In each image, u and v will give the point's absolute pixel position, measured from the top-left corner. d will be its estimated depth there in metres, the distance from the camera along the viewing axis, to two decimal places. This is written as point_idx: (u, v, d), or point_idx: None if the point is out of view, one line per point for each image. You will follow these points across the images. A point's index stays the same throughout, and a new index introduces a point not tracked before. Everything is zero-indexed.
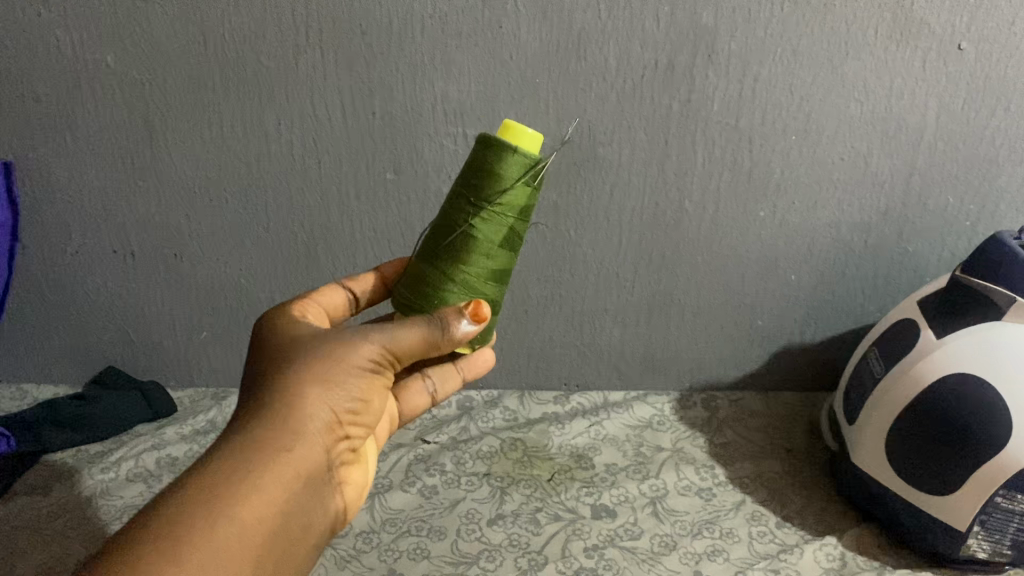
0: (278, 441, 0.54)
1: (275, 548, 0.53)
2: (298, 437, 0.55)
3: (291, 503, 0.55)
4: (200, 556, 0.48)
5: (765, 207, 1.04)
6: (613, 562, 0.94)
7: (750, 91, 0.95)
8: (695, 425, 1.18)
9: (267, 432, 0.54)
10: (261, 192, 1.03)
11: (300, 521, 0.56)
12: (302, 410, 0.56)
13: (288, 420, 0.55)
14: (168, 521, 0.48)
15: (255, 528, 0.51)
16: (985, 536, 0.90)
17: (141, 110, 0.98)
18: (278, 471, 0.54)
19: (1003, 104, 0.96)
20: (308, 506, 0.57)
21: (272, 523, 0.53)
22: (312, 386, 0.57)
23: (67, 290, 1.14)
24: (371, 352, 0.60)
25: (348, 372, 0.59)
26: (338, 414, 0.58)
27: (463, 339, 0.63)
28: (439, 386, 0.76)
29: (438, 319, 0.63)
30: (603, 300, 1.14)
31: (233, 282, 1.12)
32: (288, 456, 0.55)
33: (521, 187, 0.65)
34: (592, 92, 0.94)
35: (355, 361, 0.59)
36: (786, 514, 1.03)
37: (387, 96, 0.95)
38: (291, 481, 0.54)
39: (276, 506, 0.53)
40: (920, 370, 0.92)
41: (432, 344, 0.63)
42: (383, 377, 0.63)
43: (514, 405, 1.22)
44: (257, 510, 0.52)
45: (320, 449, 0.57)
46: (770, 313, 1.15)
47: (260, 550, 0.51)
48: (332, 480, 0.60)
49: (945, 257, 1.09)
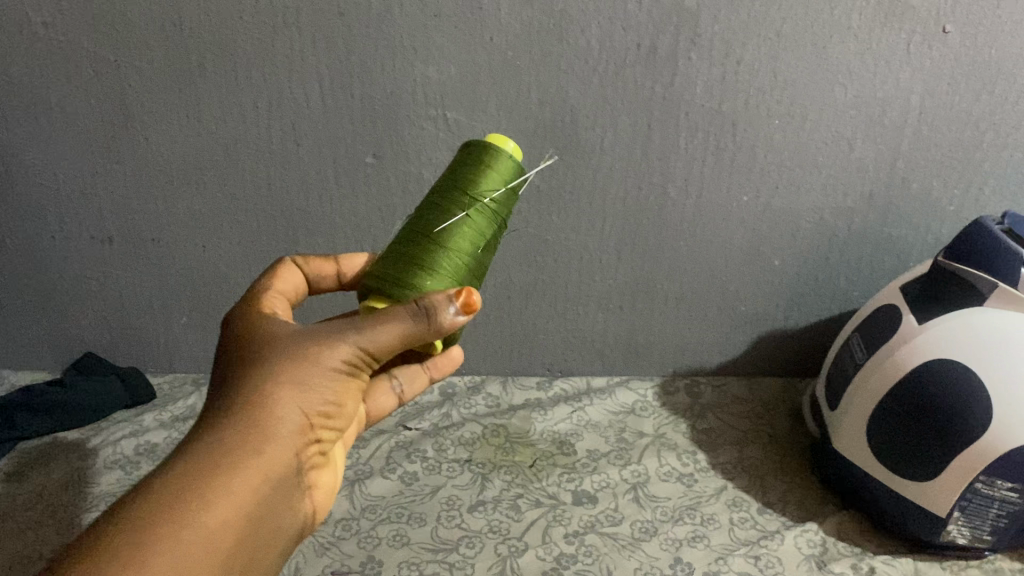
0: (245, 443, 0.53)
1: (242, 552, 0.52)
2: (268, 441, 0.54)
3: (259, 507, 0.53)
4: (163, 560, 0.46)
5: (749, 192, 1.04)
6: (593, 549, 0.94)
7: (734, 74, 0.94)
8: (678, 410, 1.18)
9: (236, 432, 0.53)
10: (240, 176, 1.02)
11: (268, 525, 0.54)
12: (273, 411, 0.54)
13: (258, 421, 0.54)
14: (132, 523, 0.47)
15: (222, 531, 0.50)
16: (965, 522, 0.90)
17: (116, 93, 0.96)
18: (247, 473, 0.52)
19: (988, 88, 0.95)
20: (277, 510, 0.55)
21: (240, 528, 0.51)
22: (283, 387, 0.55)
23: (43, 276, 1.12)
24: (347, 352, 0.58)
25: (321, 372, 0.57)
26: (309, 415, 0.57)
27: (451, 330, 0.59)
28: (405, 386, 0.73)
29: (423, 309, 0.58)
30: (586, 285, 1.13)
31: (212, 267, 1.11)
32: (257, 459, 0.53)
33: (506, 192, 0.67)
34: (574, 75, 0.93)
35: (330, 361, 0.57)
36: (767, 500, 1.03)
37: (366, 78, 0.94)
38: (259, 484, 0.53)
39: (245, 509, 0.52)
40: (901, 356, 0.91)
41: (417, 338, 0.58)
42: (360, 377, 0.60)
43: (497, 391, 1.22)
44: (224, 513, 0.50)
45: (291, 452, 0.56)
46: (754, 299, 1.15)
47: (226, 554, 0.50)
48: (302, 484, 0.58)
49: (929, 242, 1.09)
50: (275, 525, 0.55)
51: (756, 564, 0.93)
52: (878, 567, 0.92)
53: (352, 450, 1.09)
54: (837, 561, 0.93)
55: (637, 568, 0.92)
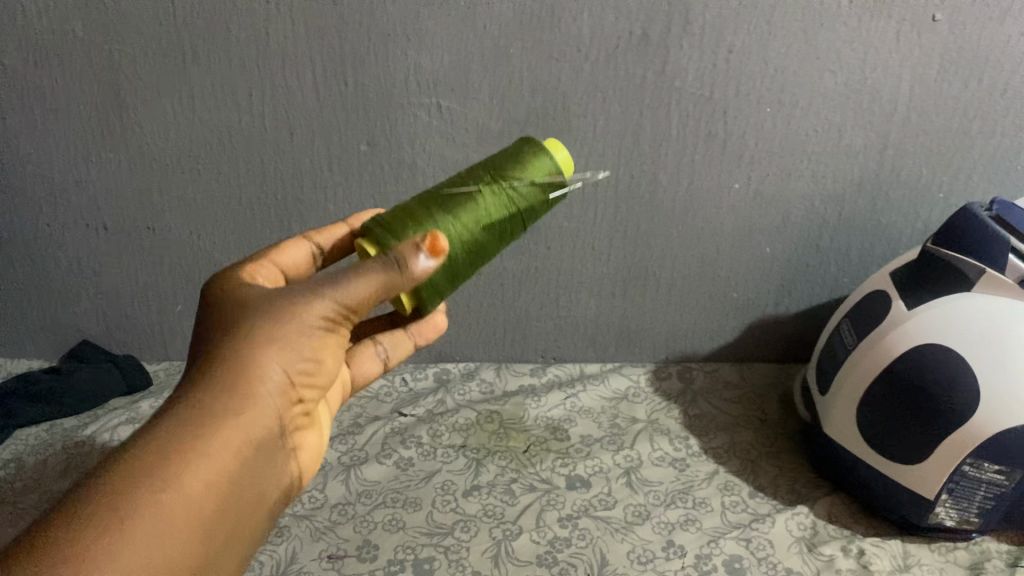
0: (224, 406, 0.54)
1: (224, 514, 0.53)
2: (246, 402, 0.55)
3: (240, 469, 0.54)
4: (140, 527, 0.47)
5: (740, 179, 1.05)
6: (587, 532, 0.96)
7: (724, 62, 0.94)
8: (670, 396, 1.19)
9: (215, 393, 0.54)
10: (234, 164, 1.03)
11: (250, 487, 0.56)
12: (254, 371, 0.55)
13: (237, 382, 0.55)
14: (109, 490, 0.48)
15: (202, 495, 0.51)
16: (953, 504, 0.91)
17: (109, 81, 0.96)
18: (226, 437, 0.53)
19: (976, 75, 0.96)
20: (259, 471, 0.57)
21: (220, 490, 0.52)
22: (261, 348, 0.56)
23: (39, 264, 1.13)
24: (323, 310, 0.59)
25: (298, 330, 0.58)
26: (290, 375, 0.58)
27: (421, 277, 0.61)
28: (391, 352, 0.77)
29: (392, 259, 0.60)
30: (579, 272, 1.14)
31: (207, 255, 1.11)
32: (236, 422, 0.54)
33: (530, 187, 0.69)
34: (565, 63, 0.94)
35: (307, 319, 0.58)
36: (758, 483, 1.04)
37: (359, 66, 0.94)
38: (239, 446, 0.54)
39: (226, 467, 0.53)
40: (890, 341, 0.93)
41: (388, 288, 0.60)
42: (339, 333, 0.61)
43: (491, 377, 1.22)
44: (203, 476, 0.51)
45: (273, 411, 0.57)
46: (745, 285, 1.16)
47: (206, 518, 0.51)
48: (285, 445, 0.60)
49: (918, 229, 1.10)
50: (259, 486, 0.57)
51: (747, 547, 0.94)
52: (868, 549, 0.94)
53: (348, 436, 1.10)
54: (827, 543, 0.95)
55: (630, 551, 0.93)
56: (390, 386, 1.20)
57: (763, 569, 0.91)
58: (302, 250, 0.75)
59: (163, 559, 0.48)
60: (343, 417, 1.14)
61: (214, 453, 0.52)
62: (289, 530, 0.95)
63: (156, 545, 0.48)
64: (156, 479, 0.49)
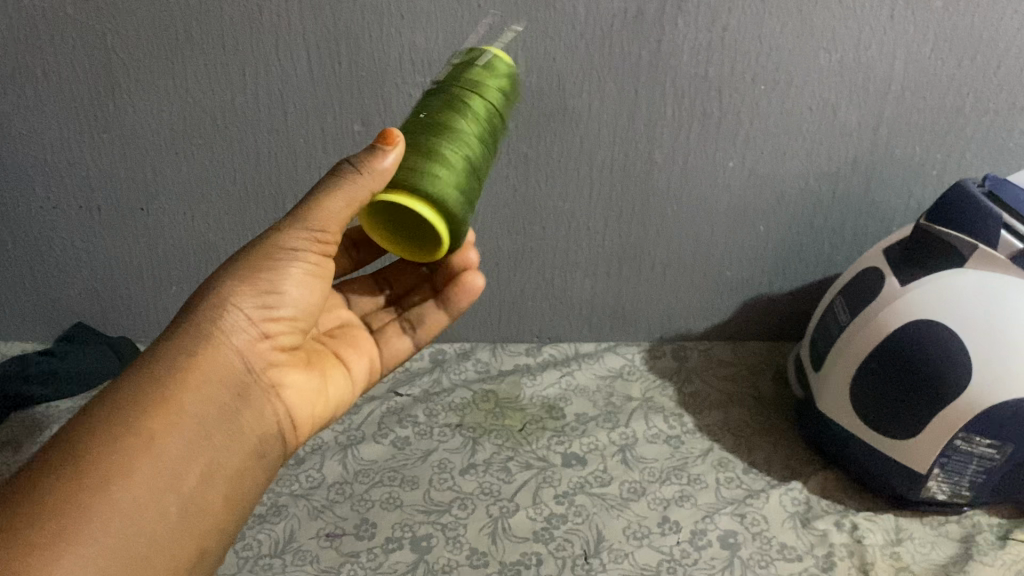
0: (188, 349, 0.58)
1: (201, 447, 0.55)
2: (208, 343, 0.59)
3: (212, 405, 0.57)
4: (105, 460, 0.50)
5: (734, 158, 1.05)
6: (583, 509, 0.97)
7: (719, 41, 0.94)
8: (665, 374, 1.20)
9: (179, 337, 0.58)
10: (228, 145, 1.02)
11: (229, 423, 0.58)
12: (215, 314, 0.60)
13: (198, 324, 0.59)
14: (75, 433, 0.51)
15: (168, 429, 0.53)
16: (945, 478, 0.92)
17: (102, 61, 0.96)
18: (189, 376, 0.57)
19: (970, 53, 0.96)
20: (237, 408, 0.59)
21: (191, 424, 0.55)
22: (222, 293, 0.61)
23: (32, 246, 1.12)
24: (288, 242, 0.62)
25: (264, 267, 0.62)
26: (258, 312, 0.62)
27: (387, 169, 0.60)
28: (419, 331, 0.81)
29: (353, 161, 0.61)
30: (574, 252, 1.14)
31: (202, 237, 1.11)
32: (198, 360, 0.58)
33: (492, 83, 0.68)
34: (561, 41, 0.93)
35: (272, 256, 0.62)
36: (752, 459, 1.05)
37: (353, 45, 0.94)
38: (205, 383, 0.57)
39: (193, 403, 0.56)
40: (884, 317, 0.93)
41: (361, 194, 0.60)
42: (314, 267, 0.65)
43: (486, 357, 1.23)
44: (167, 412, 0.54)
45: (240, 349, 0.61)
46: (739, 264, 1.16)
47: (179, 450, 0.54)
48: (263, 385, 0.63)
49: (911, 206, 1.10)
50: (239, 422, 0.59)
51: (742, 522, 0.95)
52: (861, 523, 0.95)
53: (344, 416, 1.10)
54: (821, 518, 0.96)
55: (626, 527, 0.94)
56: None
57: (757, 544, 0.92)
58: None
59: (134, 489, 0.50)
60: None
61: (176, 390, 0.55)
62: (287, 509, 0.96)
63: (122, 478, 0.50)
64: (113, 415, 0.52)
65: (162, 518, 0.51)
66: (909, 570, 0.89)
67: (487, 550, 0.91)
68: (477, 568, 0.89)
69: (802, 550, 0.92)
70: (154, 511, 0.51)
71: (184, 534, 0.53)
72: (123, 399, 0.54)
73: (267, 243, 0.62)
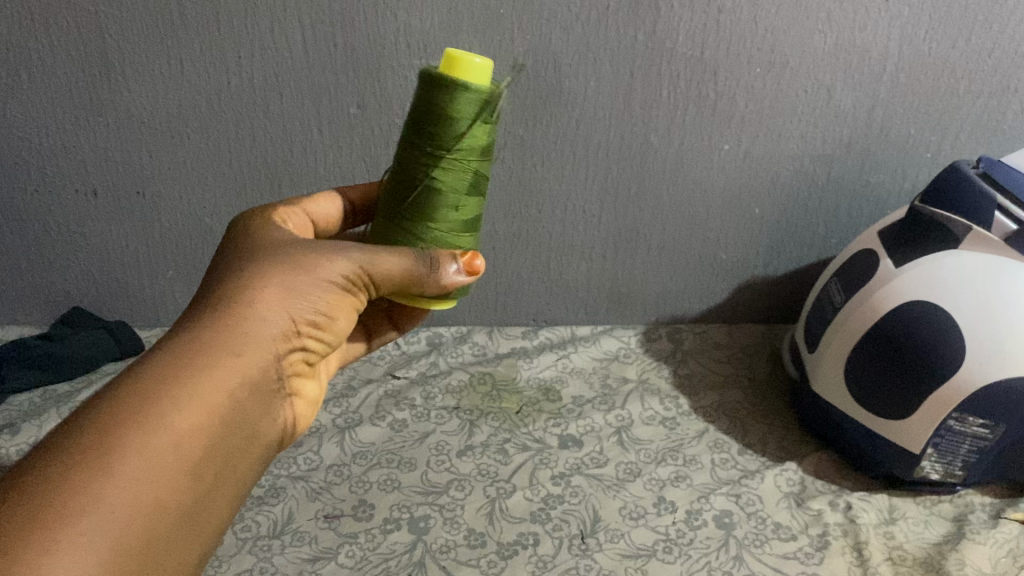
0: (225, 344, 0.55)
1: (220, 454, 0.53)
2: (244, 342, 0.56)
3: (235, 409, 0.55)
4: (133, 459, 0.47)
5: (730, 140, 1.05)
6: (579, 489, 0.97)
7: (715, 23, 0.95)
8: (661, 357, 1.20)
9: (216, 325, 0.55)
10: (224, 128, 1.02)
11: (246, 429, 0.56)
12: (257, 312, 0.57)
13: (237, 317, 0.56)
14: (102, 418, 0.48)
15: (195, 432, 0.51)
16: (938, 458, 0.92)
17: (97, 44, 0.95)
18: (222, 375, 0.54)
19: (964, 35, 0.97)
20: (254, 414, 0.57)
21: (216, 428, 0.53)
22: (266, 290, 0.58)
23: (28, 230, 1.12)
24: (342, 268, 0.62)
25: (316, 283, 0.61)
26: (292, 318, 0.60)
27: (448, 283, 0.65)
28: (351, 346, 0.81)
29: (427, 258, 0.64)
30: (570, 235, 1.15)
31: (198, 221, 1.11)
32: (233, 359, 0.55)
33: (478, 127, 0.63)
34: (556, 23, 0.94)
35: (325, 274, 0.61)
36: (747, 441, 1.06)
37: (349, 28, 0.94)
38: (234, 386, 0.55)
39: (220, 405, 0.53)
40: (879, 298, 0.94)
41: (417, 283, 0.64)
42: (353, 296, 0.64)
43: (483, 341, 1.23)
44: (197, 412, 0.51)
45: (270, 353, 0.58)
46: (735, 247, 1.17)
47: (201, 455, 0.51)
48: (278, 390, 0.61)
49: (906, 189, 1.11)
50: (254, 428, 0.57)
51: (737, 502, 0.96)
52: (855, 503, 0.95)
53: (341, 399, 1.10)
54: (815, 498, 0.96)
55: (622, 508, 0.95)
56: (382, 350, 1.21)
57: (752, 523, 0.93)
58: (334, 209, 0.78)
59: (156, 493, 0.47)
60: (337, 380, 1.14)
61: (209, 389, 0.53)
62: (285, 491, 0.96)
63: (146, 479, 0.47)
64: (146, 405, 0.49)
65: (178, 524, 0.49)
66: (903, 549, 0.90)
67: (485, 530, 0.91)
68: (475, 548, 0.89)
69: (797, 530, 0.92)
70: (173, 516, 0.48)
71: (196, 541, 0.51)
72: (156, 386, 0.51)
73: (323, 257, 0.62)
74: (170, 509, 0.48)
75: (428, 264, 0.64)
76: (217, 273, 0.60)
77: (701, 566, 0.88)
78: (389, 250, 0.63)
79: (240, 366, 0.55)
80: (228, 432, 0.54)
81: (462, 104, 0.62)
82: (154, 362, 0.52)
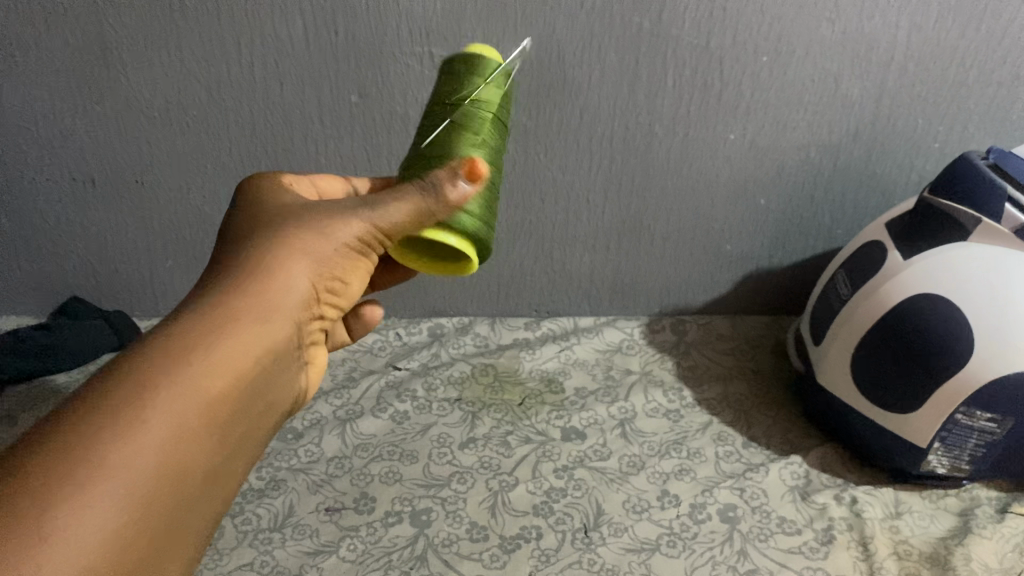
0: (251, 306, 0.53)
1: (240, 419, 0.51)
2: (268, 305, 0.54)
3: (258, 374, 0.52)
4: (156, 416, 0.44)
5: (735, 130, 1.04)
6: (582, 482, 0.97)
7: (721, 11, 0.93)
8: (664, 348, 1.19)
9: (240, 285, 0.53)
10: (223, 117, 1.01)
11: (267, 398, 0.54)
12: (279, 274, 0.55)
13: (259, 279, 0.54)
14: (124, 372, 0.45)
15: (220, 396, 0.48)
16: (945, 452, 0.92)
17: (94, 31, 0.94)
18: (247, 338, 0.51)
19: (975, 23, 0.95)
20: (274, 382, 0.55)
21: (240, 393, 0.50)
22: (288, 251, 0.55)
23: (24, 219, 1.10)
24: (363, 229, 0.59)
25: (337, 245, 0.58)
26: (313, 284, 0.57)
27: (460, 200, 0.61)
28: None
29: (430, 184, 0.60)
30: (573, 226, 1.13)
31: (197, 210, 1.10)
32: (257, 322, 0.53)
33: (491, 89, 0.69)
34: (560, 11, 0.92)
35: (346, 237, 0.58)
36: (752, 434, 1.05)
37: (350, 15, 0.92)
38: (258, 350, 0.52)
39: (245, 369, 0.51)
40: (885, 292, 0.93)
41: (423, 215, 0.60)
42: (368, 258, 0.62)
43: (485, 331, 1.22)
44: (223, 374, 0.49)
45: (293, 319, 0.56)
46: (740, 237, 1.15)
47: (223, 420, 0.49)
48: (298, 359, 0.58)
49: (913, 179, 1.09)
50: (273, 399, 0.55)
51: (741, 495, 0.95)
52: (860, 497, 0.95)
53: (343, 390, 1.09)
54: (820, 492, 0.96)
55: (625, 501, 0.94)
56: (384, 341, 1.19)
57: (757, 517, 0.92)
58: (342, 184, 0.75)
59: (176, 456, 0.45)
60: (338, 371, 1.13)
61: (235, 351, 0.50)
62: (286, 483, 0.96)
63: (167, 442, 0.44)
64: (171, 363, 0.47)
65: (196, 491, 0.46)
66: (908, 544, 0.89)
67: (487, 524, 0.91)
68: (477, 541, 0.89)
69: (802, 524, 0.92)
70: (193, 486, 0.46)
71: (211, 511, 0.48)
72: (181, 343, 0.48)
73: (340, 216, 0.59)
74: (190, 473, 0.46)
75: (431, 186, 0.60)
76: (232, 237, 0.58)
77: (705, 561, 0.87)
78: (387, 195, 0.60)
79: (254, 337, 0.52)
80: (235, 404, 0.50)
81: (473, 81, 0.68)
82: (181, 319, 0.50)
